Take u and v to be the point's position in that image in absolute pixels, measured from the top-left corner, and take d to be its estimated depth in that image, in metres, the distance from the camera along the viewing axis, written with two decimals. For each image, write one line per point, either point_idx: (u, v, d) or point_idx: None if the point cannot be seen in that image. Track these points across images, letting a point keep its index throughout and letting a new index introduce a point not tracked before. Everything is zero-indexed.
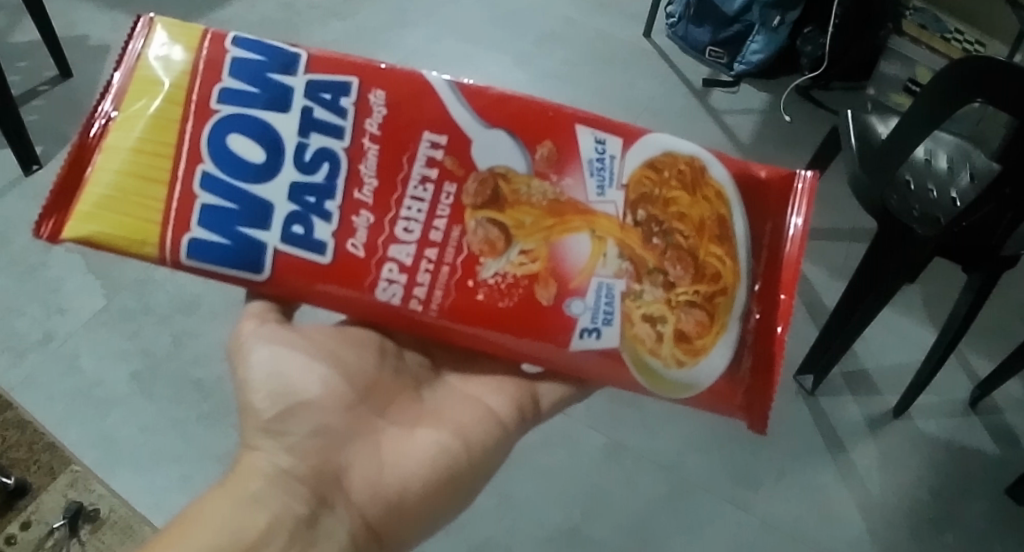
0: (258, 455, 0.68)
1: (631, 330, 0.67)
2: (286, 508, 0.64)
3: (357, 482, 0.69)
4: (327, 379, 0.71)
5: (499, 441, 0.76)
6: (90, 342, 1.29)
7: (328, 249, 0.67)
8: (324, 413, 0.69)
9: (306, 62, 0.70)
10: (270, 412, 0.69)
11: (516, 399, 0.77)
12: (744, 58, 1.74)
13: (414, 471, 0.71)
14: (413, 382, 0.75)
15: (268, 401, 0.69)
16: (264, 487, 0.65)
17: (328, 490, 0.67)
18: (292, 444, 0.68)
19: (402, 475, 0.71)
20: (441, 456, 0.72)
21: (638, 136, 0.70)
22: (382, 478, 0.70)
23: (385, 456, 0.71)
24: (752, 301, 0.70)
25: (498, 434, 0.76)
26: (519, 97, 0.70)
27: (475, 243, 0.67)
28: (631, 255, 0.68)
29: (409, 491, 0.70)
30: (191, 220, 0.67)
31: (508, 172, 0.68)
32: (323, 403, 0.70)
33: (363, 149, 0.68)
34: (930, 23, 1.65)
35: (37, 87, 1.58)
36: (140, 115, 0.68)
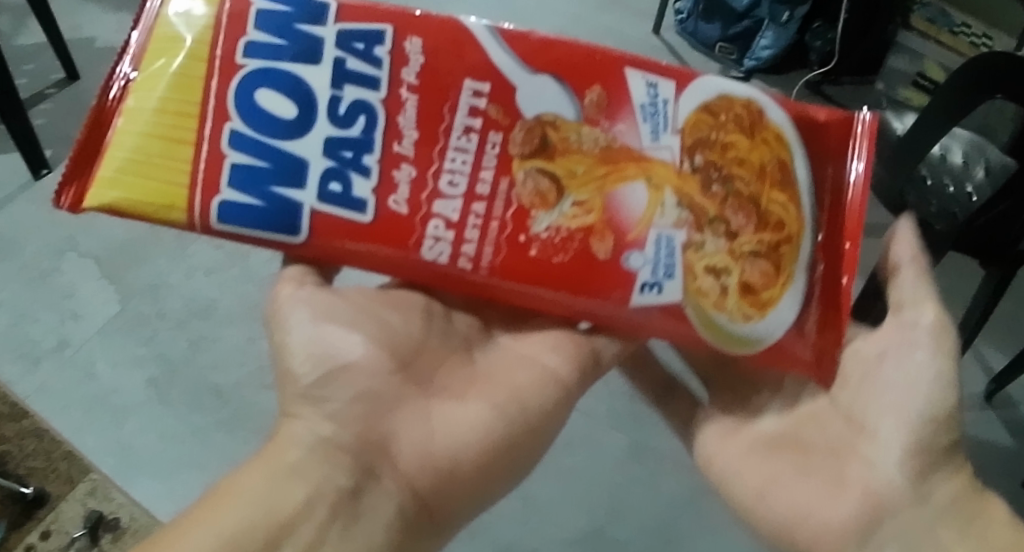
0: (298, 424, 0.65)
1: (694, 284, 0.63)
2: (326, 479, 0.62)
3: (404, 451, 0.66)
4: (371, 342, 0.66)
5: (558, 403, 0.71)
6: (107, 349, 1.24)
7: (368, 207, 0.63)
8: (369, 378, 0.66)
9: (336, 11, 0.65)
10: (310, 376, 0.66)
11: (575, 356, 0.72)
12: (755, 53, 1.65)
13: (466, 439, 0.67)
14: (464, 344, 0.71)
15: (309, 365, 0.66)
16: (303, 459, 0.63)
17: (374, 461, 0.64)
18: (334, 412, 0.65)
19: (452, 444, 0.67)
20: (495, 422, 0.68)
21: (691, 79, 0.66)
22: (432, 447, 0.66)
23: (434, 424, 0.67)
24: (818, 250, 0.65)
25: (557, 395, 0.71)
26: (563, 42, 0.65)
27: (525, 196, 0.63)
28: (690, 204, 0.64)
29: (461, 461, 0.67)
30: (220, 181, 0.63)
31: (556, 119, 0.64)
32: (368, 367, 0.66)
33: (401, 101, 0.64)
34: (939, 17, 1.49)
35: (45, 90, 1.53)
36: (162, 74, 0.65)
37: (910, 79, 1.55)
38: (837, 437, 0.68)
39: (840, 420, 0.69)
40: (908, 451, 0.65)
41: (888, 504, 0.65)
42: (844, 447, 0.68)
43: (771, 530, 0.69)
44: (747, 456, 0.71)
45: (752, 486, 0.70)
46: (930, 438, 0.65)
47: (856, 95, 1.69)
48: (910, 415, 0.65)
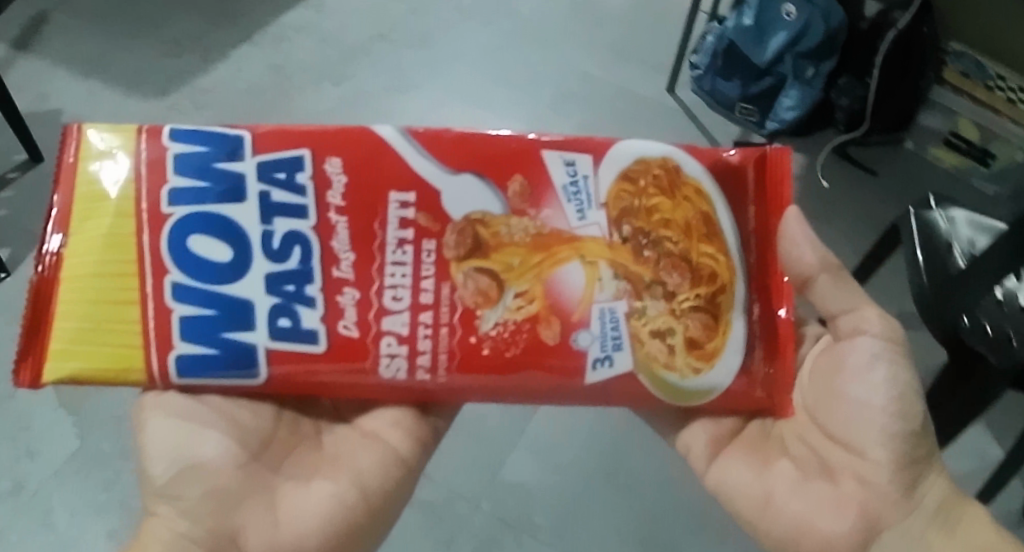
0: (156, 521, 0.63)
1: (643, 350, 0.66)
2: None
3: (254, 541, 0.62)
4: (221, 441, 0.65)
5: (403, 484, 0.69)
6: (65, 495, 1.14)
7: (320, 336, 0.64)
8: (217, 474, 0.64)
9: (251, 143, 0.67)
10: (164, 477, 0.64)
11: (417, 432, 0.70)
12: (777, 115, 1.46)
13: (314, 527, 0.64)
14: (312, 431, 0.69)
15: (162, 466, 0.64)
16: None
17: None
18: (185, 509, 0.62)
19: (300, 532, 0.63)
20: (341, 507, 0.65)
21: (607, 149, 0.68)
22: (279, 537, 0.63)
23: (281, 513, 0.64)
24: (751, 291, 0.69)
25: (401, 476, 0.69)
26: (479, 136, 0.68)
27: (468, 297, 0.65)
28: (626, 273, 0.66)
29: (308, 551, 0.63)
30: (173, 336, 0.64)
31: (485, 216, 0.66)
32: (216, 465, 0.64)
33: (332, 224, 0.65)
34: (973, 71, 1.42)
35: (6, 175, 1.43)
36: (94, 236, 0.66)
37: (943, 137, 1.49)
38: (829, 450, 0.67)
39: (823, 435, 0.67)
40: (897, 464, 0.65)
41: (883, 514, 0.65)
42: (836, 460, 0.66)
43: (775, 543, 0.67)
44: (742, 471, 0.69)
45: (755, 501, 0.68)
46: (909, 449, 0.65)
47: (886, 156, 1.51)
48: (890, 427, 0.65)
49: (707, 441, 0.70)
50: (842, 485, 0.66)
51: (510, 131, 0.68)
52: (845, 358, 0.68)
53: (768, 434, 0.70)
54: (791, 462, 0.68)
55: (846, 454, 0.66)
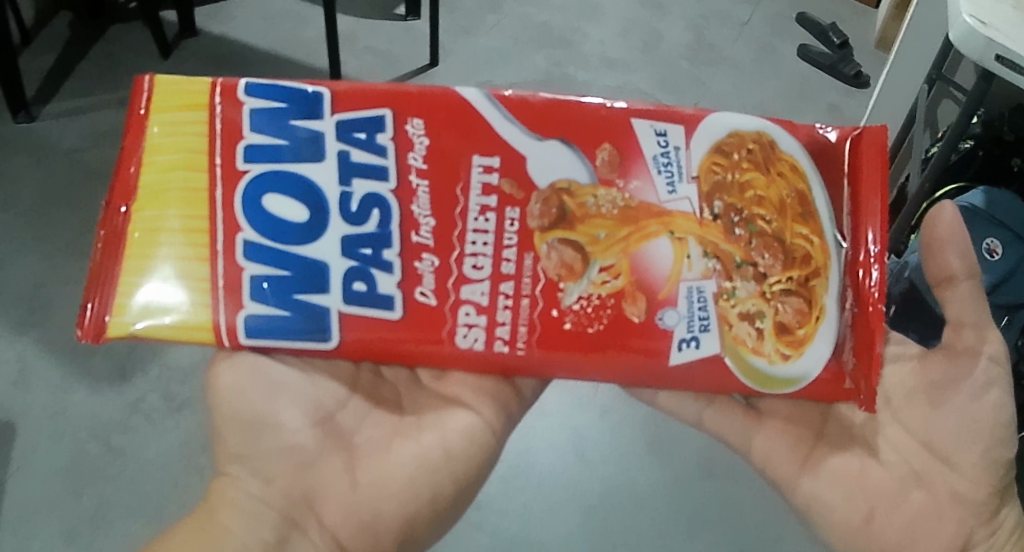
0: (226, 481, 0.61)
1: (731, 333, 0.63)
2: (253, 536, 0.58)
3: (331, 505, 0.61)
4: (298, 399, 0.63)
5: (491, 451, 0.66)
6: None
7: (397, 303, 0.62)
8: (292, 433, 0.62)
9: (330, 100, 0.65)
10: (237, 437, 0.62)
11: (501, 400, 0.66)
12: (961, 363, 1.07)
13: (393, 491, 0.61)
14: (393, 393, 0.65)
15: (234, 426, 0.62)
16: (231, 519, 0.59)
17: (299, 513, 0.60)
18: (259, 467, 0.61)
19: (378, 494, 0.61)
20: (421, 471, 0.62)
21: (701, 120, 0.65)
22: (356, 499, 0.61)
23: (358, 476, 0.62)
24: (844, 276, 0.65)
25: (489, 441, 0.65)
26: (568, 102, 0.65)
27: (551, 269, 0.62)
28: (717, 252, 0.63)
29: (384, 514, 0.61)
30: (243, 295, 0.62)
31: (572, 185, 0.63)
32: (292, 424, 0.62)
33: (413, 188, 0.63)
34: None
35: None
36: (166, 191, 0.64)
37: None
38: (920, 461, 0.64)
39: (920, 448, 0.64)
40: (995, 487, 0.63)
41: (974, 529, 0.63)
42: (931, 474, 0.64)
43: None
44: (836, 479, 0.65)
45: (857, 513, 0.64)
46: (1003, 467, 0.63)
47: None
48: (993, 452, 0.62)
49: (792, 449, 0.66)
50: (936, 497, 0.64)
51: (598, 98, 0.65)
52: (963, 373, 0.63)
53: (857, 439, 0.66)
54: (883, 470, 0.65)
55: (936, 466, 0.64)
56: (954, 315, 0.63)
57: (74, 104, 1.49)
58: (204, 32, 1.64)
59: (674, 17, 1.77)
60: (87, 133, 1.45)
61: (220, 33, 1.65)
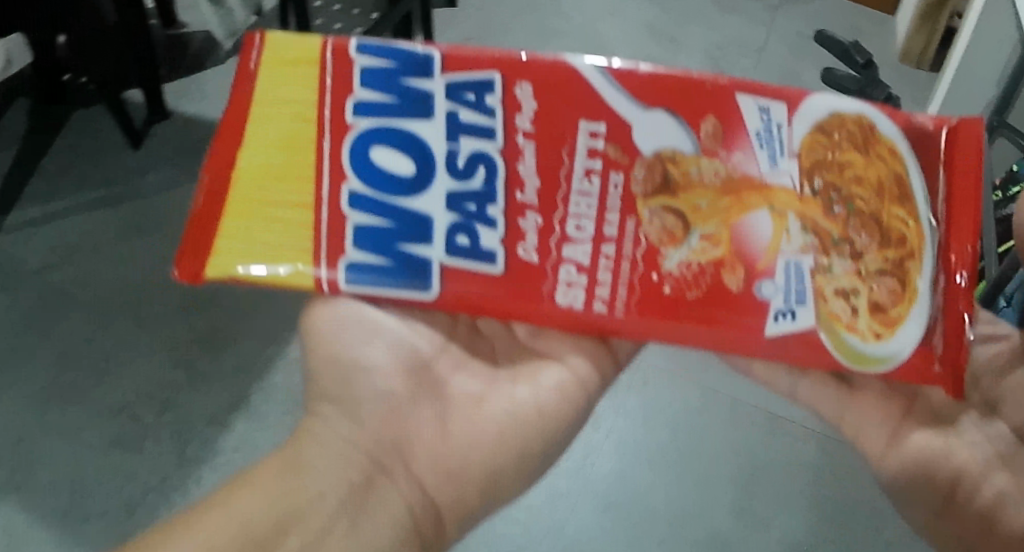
0: (316, 420, 0.61)
1: (826, 308, 0.63)
2: (338, 475, 0.58)
3: (420, 451, 0.61)
4: (395, 347, 0.63)
5: (580, 410, 0.66)
6: None
7: (499, 258, 0.63)
8: (387, 379, 0.62)
9: (441, 62, 0.65)
10: (332, 378, 0.63)
11: (596, 357, 0.65)
12: None
13: (482, 443, 0.62)
14: (488, 347, 0.66)
15: (329, 367, 0.63)
16: (321, 456, 0.59)
17: (388, 459, 0.60)
18: (353, 409, 0.61)
19: (468, 445, 0.61)
20: (513, 425, 0.62)
21: (803, 101, 0.66)
22: (445, 449, 0.61)
23: (449, 426, 0.62)
24: (938, 261, 0.66)
25: (580, 399, 0.65)
26: (674, 74, 0.65)
27: (653, 234, 0.63)
28: (815, 228, 0.64)
29: (472, 468, 0.61)
30: (346, 243, 0.63)
31: (676, 154, 0.64)
32: (388, 370, 0.62)
33: (519, 148, 0.64)
34: None
35: None
36: (275, 139, 0.65)
37: None
38: (1005, 445, 0.66)
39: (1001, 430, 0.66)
40: None
41: None
42: (1012, 455, 0.65)
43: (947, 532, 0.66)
44: (925, 458, 0.65)
45: (938, 494, 0.65)
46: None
47: None
48: None
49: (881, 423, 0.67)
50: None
51: (704, 72, 0.66)
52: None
53: (944, 421, 0.66)
54: (971, 453, 0.65)
55: (1021, 451, 0.66)
56: None
57: (42, 210, 1.45)
58: (175, 114, 1.60)
59: (689, 49, 1.80)
60: (59, 247, 1.41)
61: (194, 112, 1.62)
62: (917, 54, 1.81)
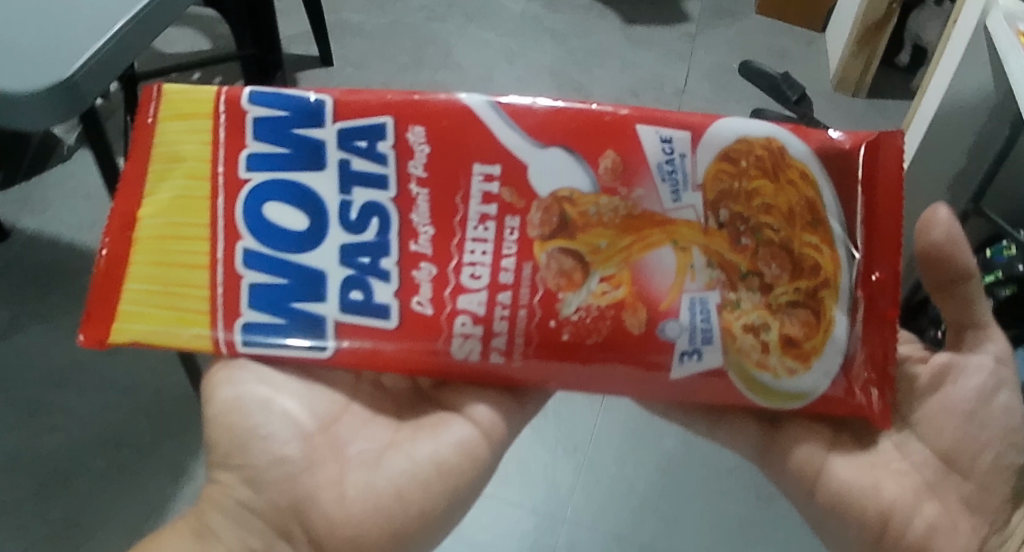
0: (215, 488, 0.61)
1: (735, 345, 0.61)
2: (239, 543, 0.59)
3: (318, 517, 0.60)
4: (289, 410, 0.62)
5: (485, 464, 0.64)
6: None
7: (393, 312, 0.62)
8: (281, 444, 0.61)
9: (332, 109, 0.63)
10: (229, 444, 0.62)
11: (500, 408, 0.65)
12: None
13: (382, 503, 0.61)
14: (392, 402, 0.65)
15: (227, 433, 0.62)
16: (220, 525, 0.60)
17: (289, 524, 0.60)
18: (251, 475, 0.60)
19: (366, 507, 0.60)
20: (412, 484, 0.61)
21: (707, 127, 0.63)
22: (343, 513, 0.60)
23: (348, 488, 0.61)
24: (858, 287, 0.63)
25: (484, 455, 0.64)
26: (571, 107, 0.63)
27: (550, 279, 0.61)
28: (721, 262, 0.62)
29: (368, 534, 0.60)
30: (241, 303, 0.63)
31: (573, 193, 0.62)
32: (280, 435, 0.61)
33: (412, 196, 0.62)
34: None
35: None
36: (170, 198, 0.65)
37: None
38: (930, 471, 0.63)
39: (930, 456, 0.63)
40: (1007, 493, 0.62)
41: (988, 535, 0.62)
42: (941, 482, 0.63)
43: None
44: (848, 489, 0.63)
45: (869, 532, 0.63)
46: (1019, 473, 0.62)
47: None
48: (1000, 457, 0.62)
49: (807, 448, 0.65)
50: (950, 507, 0.63)
51: (603, 102, 0.64)
52: (961, 379, 0.63)
53: (864, 446, 0.64)
54: (896, 483, 0.63)
55: (949, 477, 0.63)
56: (954, 317, 0.64)
57: None
58: (17, 231, 1.26)
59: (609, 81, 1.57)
60: None
61: (37, 229, 1.27)
62: (855, 78, 1.52)
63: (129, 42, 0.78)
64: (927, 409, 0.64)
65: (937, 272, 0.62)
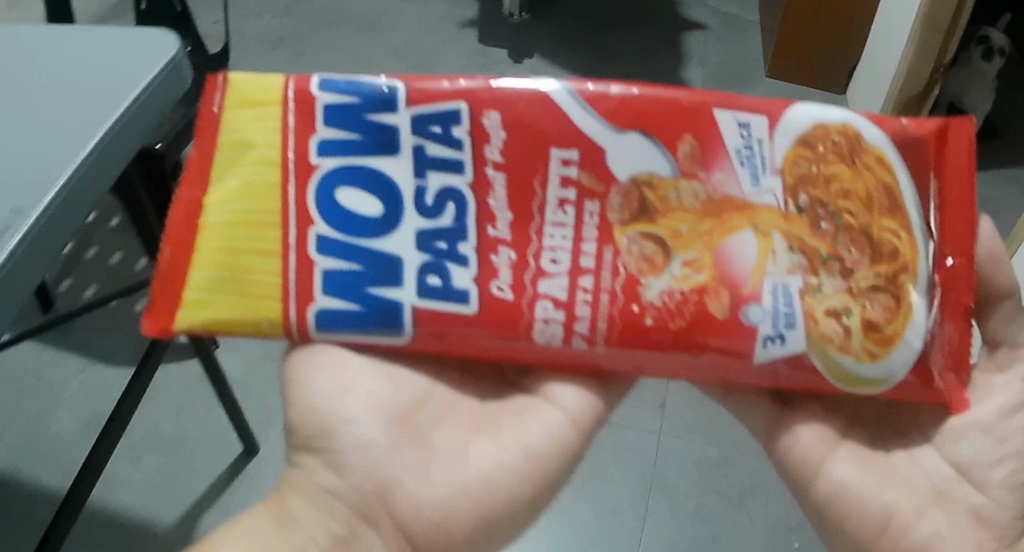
0: (298, 474, 0.61)
1: (818, 330, 0.61)
2: (323, 528, 0.59)
3: (404, 502, 0.61)
4: (374, 395, 0.62)
5: (575, 451, 0.65)
6: None
7: (472, 297, 0.61)
8: (368, 429, 0.61)
9: (406, 93, 0.62)
10: (311, 430, 0.62)
11: (586, 390, 0.65)
12: None
13: (474, 489, 0.62)
14: (477, 391, 0.66)
15: (308, 419, 0.62)
16: (303, 511, 0.59)
17: (372, 508, 0.60)
18: (335, 460, 0.61)
19: (456, 491, 0.62)
20: (501, 471, 0.63)
21: (784, 112, 0.63)
22: (430, 495, 0.61)
23: (435, 475, 0.62)
24: (936, 272, 0.63)
25: (574, 441, 0.65)
26: (648, 92, 0.62)
27: (632, 263, 0.61)
28: (802, 247, 0.61)
29: (456, 515, 0.61)
30: (313, 288, 0.61)
31: (653, 178, 0.61)
32: (365, 419, 0.62)
33: (489, 181, 0.61)
34: None
35: None
36: (237, 182, 0.62)
37: None
38: (943, 480, 0.66)
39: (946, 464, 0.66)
40: (1018, 511, 0.64)
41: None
42: (953, 492, 0.65)
43: None
44: (848, 491, 0.66)
45: (869, 524, 0.66)
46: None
47: None
48: (1018, 474, 0.64)
49: (819, 439, 0.68)
50: (959, 517, 0.65)
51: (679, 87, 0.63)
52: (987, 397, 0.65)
53: (878, 450, 0.68)
54: (902, 488, 0.66)
55: (964, 485, 0.65)
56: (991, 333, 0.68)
57: None
58: None
59: None
60: None
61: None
62: None
63: (71, 207, 0.65)
64: (955, 424, 0.65)
65: (977, 289, 0.67)
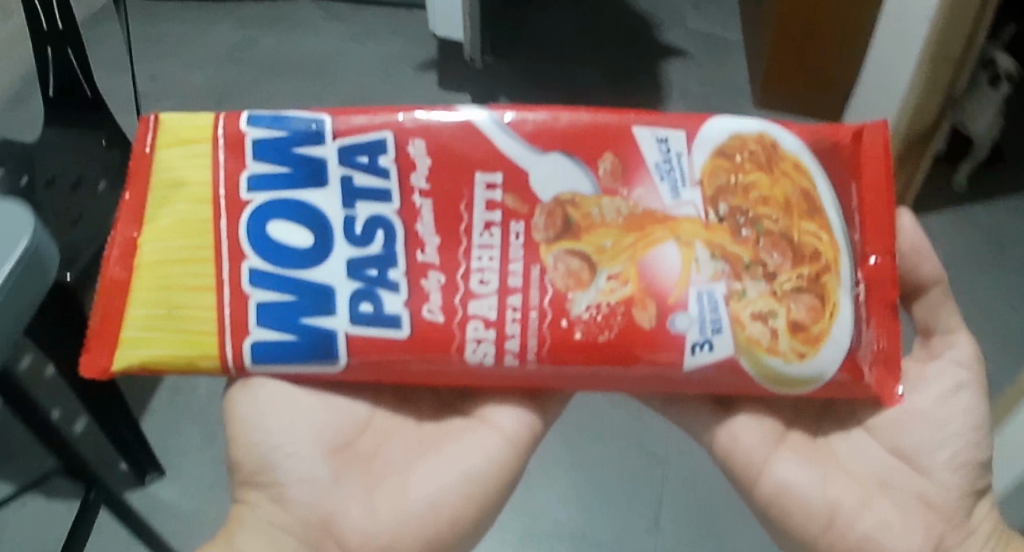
0: (245, 509, 0.62)
1: (744, 334, 0.62)
2: None
3: (350, 529, 0.62)
4: (315, 426, 0.63)
5: (517, 467, 0.67)
6: None
7: (404, 321, 0.62)
8: (309, 461, 0.63)
9: (332, 127, 0.64)
10: (254, 465, 0.63)
11: (524, 408, 0.67)
12: None
13: (417, 511, 0.63)
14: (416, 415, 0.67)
15: (250, 455, 0.64)
16: (249, 545, 0.60)
17: (320, 538, 0.61)
18: (280, 493, 0.62)
19: (400, 514, 0.63)
20: (444, 492, 0.64)
21: (701, 125, 0.65)
22: (376, 519, 0.62)
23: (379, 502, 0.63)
24: (859, 271, 0.65)
25: (515, 457, 0.66)
26: (567, 114, 0.64)
27: (558, 279, 0.62)
28: (724, 254, 0.63)
29: (405, 537, 0.62)
30: (248, 321, 0.62)
31: (576, 196, 0.63)
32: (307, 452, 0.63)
33: (417, 207, 0.63)
34: None
35: None
36: (170, 222, 0.64)
37: None
38: (884, 469, 0.67)
39: (885, 453, 0.67)
40: (960, 491, 0.66)
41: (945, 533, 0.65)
42: (894, 480, 0.66)
43: None
44: (793, 491, 0.66)
45: (816, 521, 0.65)
46: (974, 469, 0.66)
47: None
48: (958, 455, 0.66)
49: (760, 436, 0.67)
50: (903, 504, 0.65)
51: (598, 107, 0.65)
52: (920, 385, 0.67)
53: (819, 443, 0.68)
54: (846, 481, 0.66)
55: (904, 472, 0.66)
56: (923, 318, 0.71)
57: None
58: None
59: None
60: None
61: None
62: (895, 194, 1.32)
63: None
64: (887, 414, 0.67)
65: (902, 282, 0.70)
